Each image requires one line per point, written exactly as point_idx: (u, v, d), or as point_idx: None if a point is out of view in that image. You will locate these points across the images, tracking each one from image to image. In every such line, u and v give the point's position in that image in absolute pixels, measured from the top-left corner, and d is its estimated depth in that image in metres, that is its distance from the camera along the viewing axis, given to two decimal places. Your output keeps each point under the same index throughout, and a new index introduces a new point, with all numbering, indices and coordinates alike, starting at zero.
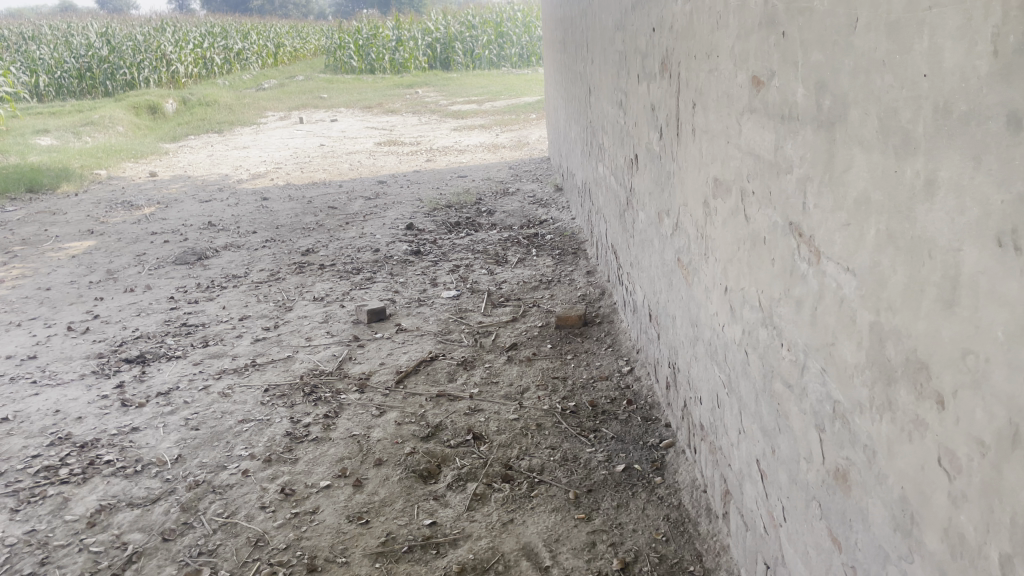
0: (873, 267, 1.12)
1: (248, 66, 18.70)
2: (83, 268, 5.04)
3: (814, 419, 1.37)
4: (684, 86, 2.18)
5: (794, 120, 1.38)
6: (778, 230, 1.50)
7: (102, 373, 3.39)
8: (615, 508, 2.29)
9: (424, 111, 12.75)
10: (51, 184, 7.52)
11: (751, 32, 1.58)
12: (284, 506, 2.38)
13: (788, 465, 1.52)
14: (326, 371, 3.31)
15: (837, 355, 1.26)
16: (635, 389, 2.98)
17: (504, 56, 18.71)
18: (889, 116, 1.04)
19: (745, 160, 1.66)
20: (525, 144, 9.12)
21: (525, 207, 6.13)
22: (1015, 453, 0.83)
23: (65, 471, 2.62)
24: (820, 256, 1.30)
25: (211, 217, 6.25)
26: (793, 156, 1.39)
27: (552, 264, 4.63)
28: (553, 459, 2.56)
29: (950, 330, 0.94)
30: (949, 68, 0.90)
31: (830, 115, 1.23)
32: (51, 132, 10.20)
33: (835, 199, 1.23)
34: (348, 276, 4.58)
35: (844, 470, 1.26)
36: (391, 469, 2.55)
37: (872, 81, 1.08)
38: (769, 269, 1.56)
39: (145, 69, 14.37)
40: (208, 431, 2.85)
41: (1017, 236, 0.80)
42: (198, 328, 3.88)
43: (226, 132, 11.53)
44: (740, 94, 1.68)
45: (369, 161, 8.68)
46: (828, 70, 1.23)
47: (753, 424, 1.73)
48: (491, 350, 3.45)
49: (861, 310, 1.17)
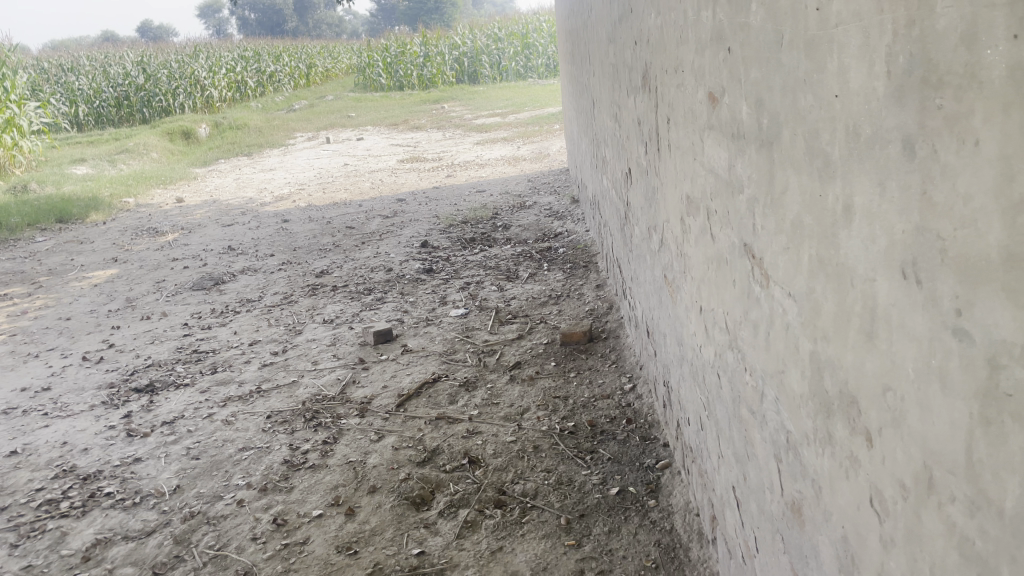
0: (810, 293, 1.06)
1: (281, 88, 18.97)
2: (103, 297, 5.11)
3: (774, 449, 1.31)
4: (660, 101, 2.13)
5: (742, 138, 1.33)
6: (736, 250, 1.45)
7: (112, 403, 3.43)
8: (606, 533, 2.24)
9: (448, 126, 12.81)
10: (80, 214, 7.68)
11: (706, 47, 1.53)
12: (275, 537, 2.38)
13: (756, 494, 1.45)
14: (329, 395, 3.31)
15: (787, 384, 1.20)
16: (636, 407, 2.92)
17: (530, 67, 18.72)
18: (812, 137, 0.99)
19: (708, 178, 1.61)
20: (547, 156, 9.09)
21: (541, 220, 6.10)
22: (932, 499, 0.77)
23: (66, 504, 2.65)
24: (770, 280, 1.25)
25: (231, 241, 6.32)
26: (743, 176, 1.34)
27: (563, 278, 4.59)
28: (547, 482, 2.52)
29: (872, 364, 0.88)
30: (856, 88, 0.85)
31: (769, 134, 1.18)
32: (87, 161, 10.44)
33: (776, 221, 1.18)
34: (359, 297, 4.59)
35: (799, 503, 1.20)
36: (385, 496, 2.53)
37: (797, 100, 1.04)
38: (731, 291, 1.51)
39: (180, 95, 14.65)
40: (208, 460, 2.86)
41: (918, 268, 0.74)
42: (208, 355, 3.90)
43: (256, 154, 11.67)
44: (701, 111, 1.62)
45: (391, 179, 8.72)
46: (765, 87, 1.18)
47: (728, 449, 1.66)
48: (494, 369, 3.42)
49: (803, 337, 1.11)
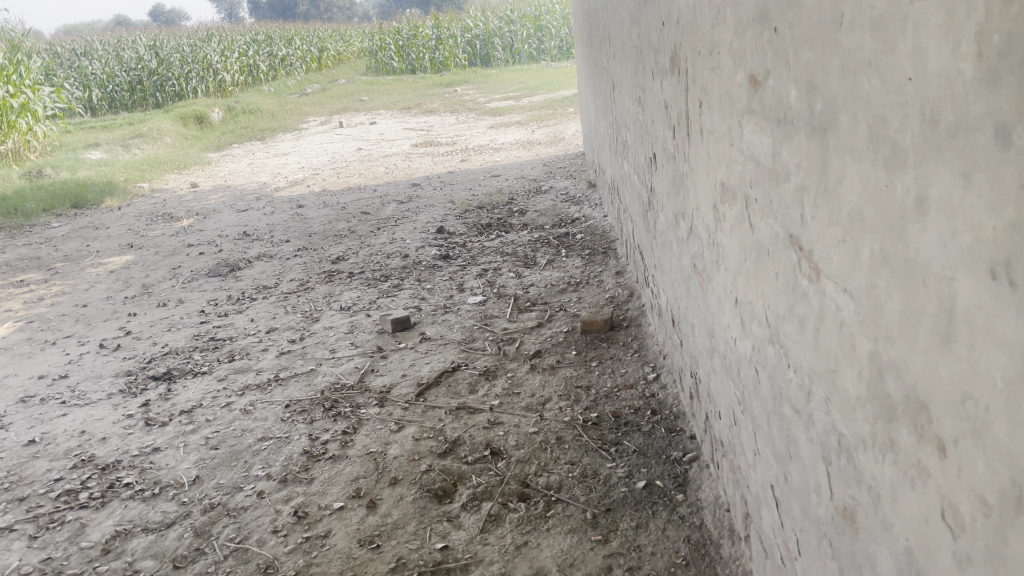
0: (869, 290, 1.00)
1: (293, 71, 18.88)
2: (119, 283, 5.09)
3: (822, 450, 1.25)
4: (691, 83, 2.06)
5: (789, 124, 1.26)
6: (780, 241, 1.38)
7: (129, 391, 3.40)
8: (634, 528, 2.19)
9: (461, 109, 12.72)
10: (95, 199, 7.66)
11: (747, 28, 1.46)
12: (296, 530, 2.34)
13: (800, 496, 1.40)
14: (348, 384, 3.26)
15: (840, 384, 1.14)
16: (661, 398, 2.87)
17: (543, 49, 18.56)
18: (877, 124, 0.93)
19: (748, 164, 1.54)
20: (562, 140, 8.99)
21: (558, 205, 6.03)
22: (1020, 519, 0.72)
23: (85, 495, 2.63)
24: (820, 274, 1.18)
25: (246, 227, 6.29)
26: (790, 163, 1.28)
27: (581, 264, 4.53)
28: (572, 475, 2.47)
29: (947, 368, 0.82)
30: (934, 71, 0.79)
31: (822, 120, 1.11)
32: (101, 146, 10.42)
33: (830, 212, 1.11)
34: (375, 284, 4.54)
35: (852, 509, 1.14)
36: (406, 489, 2.49)
37: (859, 83, 0.97)
38: (773, 283, 1.44)
39: (192, 79, 14.58)
40: (227, 451, 2.83)
41: (1011, 268, 0.68)
42: (224, 342, 3.87)
43: (269, 139, 11.61)
44: (740, 94, 1.55)
45: (405, 164, 8.64)
46: (818, 69, 1.11)
47: (767, 446, 1.60)
48: (515, 358, 3.36)
49: (861, 336, 1.05)
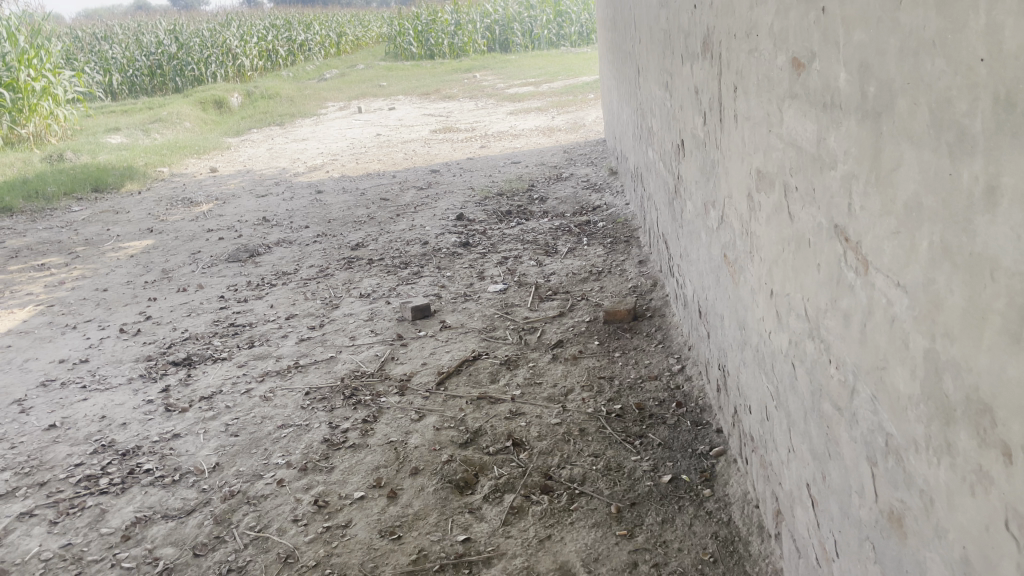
0: (927, 284, 0.95)
1: (311, 57, 18.83)
2: (139, 268, 5.09)
3: (866, 451, 1.20)
4: (725, 68, 1.99)
5: (837, 109, 1.20)
6: (823, 232, 1.33)
7: (149, 377, 3.39)
8: (659, 524, 2.14)
9: (480, 95, 12.63)
10: (115, 183, 7.67)
11: (790, 8, 1.39)
12: (317, 519, 2.32)
13: (839, 496, 1.35)
14: (368, 372, 3.24)
15: (889, 382, 1.09)
16: (686, 390, 2.82)
17: (563, 34, 18.38)
18: (941, 108, 0.87)
19: (788, 151, 1.49)
20: (582, 126, 8.91)
21: (579, 193, 5.97)
22: None
23: (105, 480, 2.62)
24: (869, 267, 1.13)
25: (266, 213, 6.27)
26: (837, 150, 1.22)
27: (603, 253, 4.47)
28: (595, 468, 2.42)
29: (1017, 369, 0.77)
30: (1011, 50, 0.73)
31: (876, 104, 1.05)
32: (121, 130, 10.44)
33: (883, 202, 1.06)
34: (395, 271, 4.51)
35: (900, 514, 1.09)
36: (427, 479, 2.46)
37: (921, 64, 0.91)
38: (814, 275, 1.38)
39: (212, 64, 14.58)
40: (247, 438, 2.81)
41: None
42: (244, 328, 3.85)
43: (288, 124, 11.60)
44: (781, 78, 1.49)
45: (424, 150, 8.60)
46: (873, 50, 1.05)
47: (803, 444, 1.55)
48: (536, 348, 3.32)
49: (916, 332, 0.99)
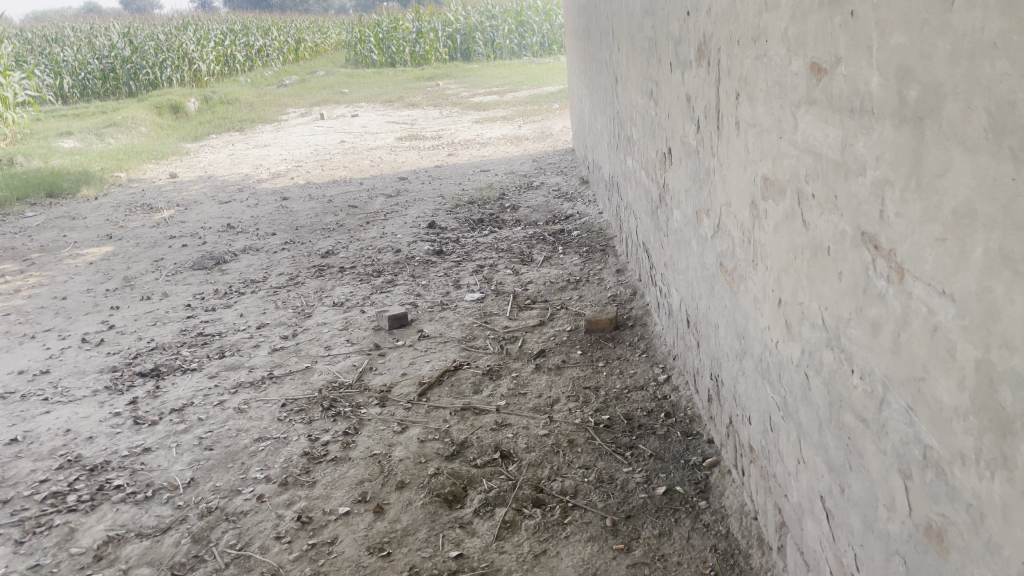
0: (981, 293, 0.92)
1: (270, 62, 18.54)
2: (99, 275, 4.92)
3: (898, 463, 1.17)
4: (725, 74, 1.98)
5: (868, 114, 1.18)
6: (846, 240, 1.30)
7: (115, 388, 3.26)
8: (657, 537, 2.11)
9: (444, 104, 12.55)
10: (70, 188, 7.44)
11: (810, 12, 1.38)
12: (301, 536, 2.24)
13: (862, 508, 1.32)
14: (346, 383, 3.15)
15: (929, 393, 1.06)
16: (673, 400, 2.79)
17: (525, 45, 18.34)
18: (1002, 111, 0.85)
19: (803, 157, 1.47)
20: (549, 136, 8.89)
21: (551, 202, 5.94)
22: None
23: (73, 498, 2.49)
24: (904, 275, 1.10)
25: (230, 219, 6.13)
26: (867, 156, 1.19)
27: (580, 262, 4.45)
28: (587, 480, 2.38)
29: None
30: None
31: (917, 109, 1.03)
32: (74, 134, 10.14)
33: (925, 208, 1.03)
34: (368, 279, 4.42)
35: (940, 528, 1.07)
36: (415, 493, 2.39)
37: (976, 67, 0.89)
38: (835, 284, 1.36)
39: (167, 68, 14.26)
40: (222, 452, 2.71)
41: None
42: (214, 337, 3.73)
43: (248, 130, 11.39)
44: (796, 83, 1.47)
45: (390, 157, 8.50)
46: (915, 54, 1.02)
47: (817, 456, 1.53)
48: (518, 357, 3.27)
49: (964, 342, 0.97)
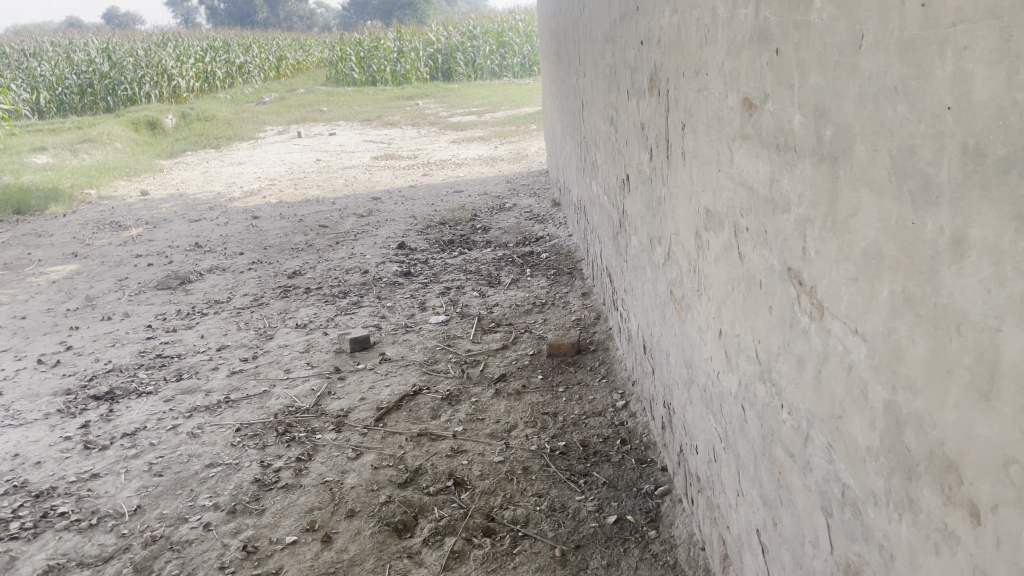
0: (887, 334, 0.92)
1: (249, 79, 18.49)
2: (61, 295, 4.85)
3: (821, 500, 1.17)
4: (673, 105, 1.99)
5: (791, 151, 1.18)
6: (775, 275, 1.30)
7: (68, 412, 3.20)
8: (604, 568, 2.09)
9: (423, 123, 12.56)
10: (39, 206, 7.36)
11: (742, 49, 1.39)
12: (245, 566, 2.19)
13: (791, 544, 1.32)
14: (303, 408, 3.11)
15: (846, 432, 1.06)
16: (630, 427, 2.78)
17: (506, 66, 18.39)
18: (903, 155, 0.85)
19: (738, 191, 1.47)
20: (525, 157, 8.90)
21: (522, 223, 5.94)
22: None
23: (15, 525, 2.44)
24: (824, 312, 1.10)
25: (199, 238, 6.08)
26: (791, 193, 1.20)
27: (547, 285, 4.45)
28: (539, 509, 2.36)
29: (986, 428, 0.74)
30: (981, 101, 0.71)
31: (832, 148, 1.03)
32: (47, 150, 10.04)
33: (840, 247, 1.04)
34: (333, 300, 4.40)
35: (857, 567, 1.06)
36: (364, 521, 2.35)
37: (882, 110, 0.89)
38: (766, 318, 1.36)
39: (145, 84, 14.18)
40: (172, 478, 2.66)
41: None
42: (172, 359, 3.69)
43: (224, 148, 11.34)
44: (731, 117, 1.48)
45: (365, 177, 8.47)
46: (830, 94, 1.03)
47: (753, 489, 1.52)
48: (478, 382, 3.25)
49: (874, 383, 0.96)
